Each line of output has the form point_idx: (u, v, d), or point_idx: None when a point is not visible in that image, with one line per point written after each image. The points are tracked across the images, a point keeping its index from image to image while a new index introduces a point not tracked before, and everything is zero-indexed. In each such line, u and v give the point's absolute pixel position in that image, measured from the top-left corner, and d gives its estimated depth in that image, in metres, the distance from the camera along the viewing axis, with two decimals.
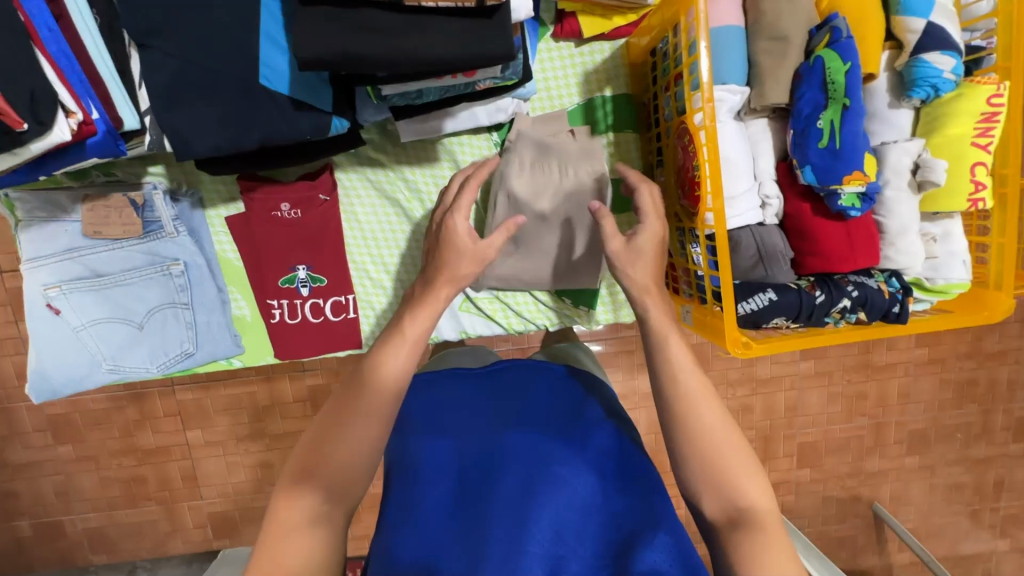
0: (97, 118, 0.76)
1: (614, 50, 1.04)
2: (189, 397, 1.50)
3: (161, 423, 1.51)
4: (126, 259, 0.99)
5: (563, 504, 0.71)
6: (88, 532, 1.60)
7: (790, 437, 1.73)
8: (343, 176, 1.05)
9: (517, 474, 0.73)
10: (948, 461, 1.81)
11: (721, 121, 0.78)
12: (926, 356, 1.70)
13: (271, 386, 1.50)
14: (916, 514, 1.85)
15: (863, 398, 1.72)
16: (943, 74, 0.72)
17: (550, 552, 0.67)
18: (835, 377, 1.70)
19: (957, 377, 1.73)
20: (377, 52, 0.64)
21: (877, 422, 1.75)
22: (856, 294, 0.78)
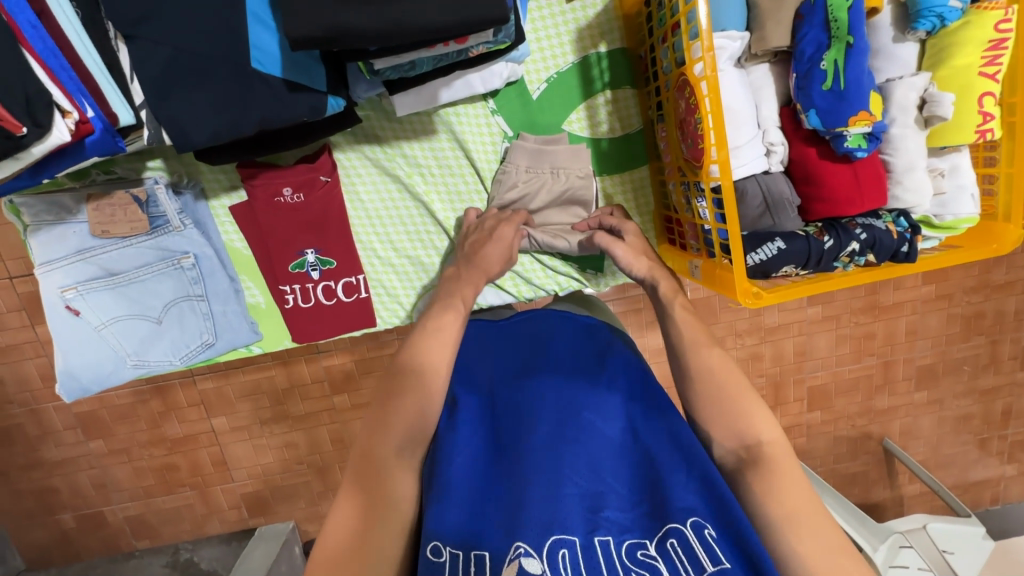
0: (92, 116, 0.76)
1: (605, 4, 1.01)
2: (210, 386, 1.54)
3: (186, 412, 1.56)
4: (136, 256, 1.00)
5: (596, 446, 0.76)
6: (129, 520, 1.67)
7: (799, 382, 1.76)
8: (342, 156, 1.05)
9: (552, 419, 0.78)
10: (957, 393, 1.85)
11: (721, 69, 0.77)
12: (933, 292, 1.71)
13: (288, 369, 1.53)
14: (926, 446, 1.90)
15: (871, 337, 1.74)
16: (949, 3, 0.70)
17: (588, 490, 0.71)
18: (842, 320, 1.71)
19: (963, 311, 1.74)
20: (370, 24, 0.63)
21: (885, 360, 1.78)
22: (865, 236, 0.78)
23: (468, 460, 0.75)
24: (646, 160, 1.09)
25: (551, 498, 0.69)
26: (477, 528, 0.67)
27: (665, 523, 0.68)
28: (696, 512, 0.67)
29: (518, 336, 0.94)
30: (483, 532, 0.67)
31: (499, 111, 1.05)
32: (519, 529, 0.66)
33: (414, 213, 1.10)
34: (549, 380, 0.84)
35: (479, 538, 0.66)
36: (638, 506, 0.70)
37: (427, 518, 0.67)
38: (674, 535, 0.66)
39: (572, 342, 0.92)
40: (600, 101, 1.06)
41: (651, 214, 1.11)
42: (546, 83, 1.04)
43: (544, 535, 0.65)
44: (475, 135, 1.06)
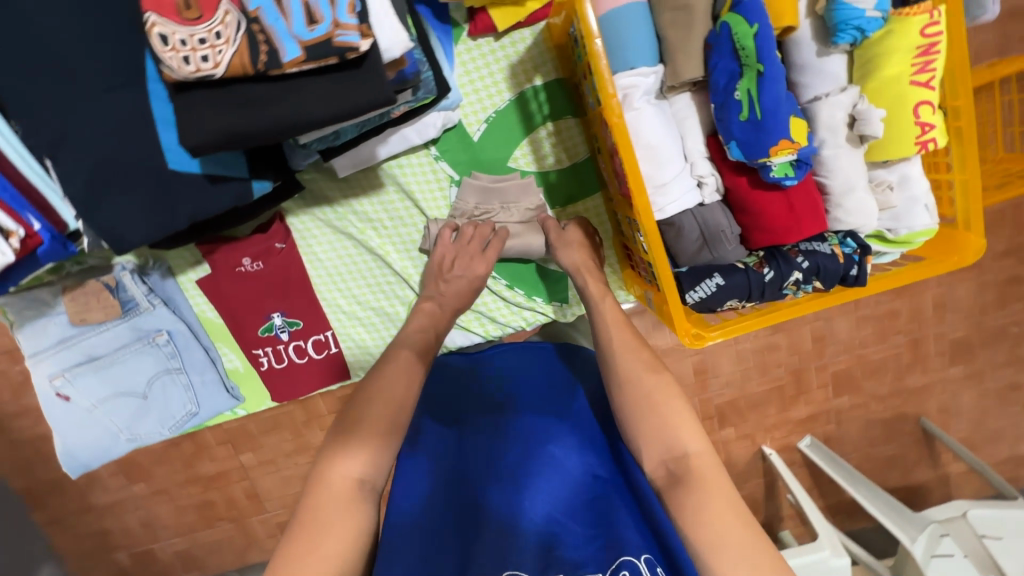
0: (40, 228, 0.81)
1: (535, 36, 0.99)
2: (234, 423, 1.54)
3: (217, 450, 1.56)
4: (114, 339, 1.05)
5: (557, 481, 0.77)
6: (178, 554, 1.67)
7: (822, 368, 1.66)
8: (295, 221, 1.07)
9: (516, 455, 0.81)
10: (997, 364, 1.74)
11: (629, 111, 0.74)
12: None
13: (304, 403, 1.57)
14: (968, 422, 1.79)
15: (896, 316, 1.65)
16: (867, 13, 0.65)
17: (545, 525, 0.72)
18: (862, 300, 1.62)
19: (996, 278, 1.64)
20: (255, 127, 0.62)
21: (914, 338, 1.67)
22: (807, 264, 0.74)
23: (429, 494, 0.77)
24: (598, 187, 1.07)
25: (506, 532, 0.71)
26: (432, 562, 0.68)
27: (618, 556, 0.67)
28: (646, 549, 0.68)
29: (490, 371, 0.96)
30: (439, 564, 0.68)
31: (442, 156, 1.04)
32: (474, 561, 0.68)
33: (373, 266, 1.11)
34: (517, 417, 0.87)
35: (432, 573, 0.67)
36: (593, 542, 0.70)
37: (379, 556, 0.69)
38: (626, 567, 0.65)
39: (544, 376, 0.93)
40: (543, 134, 1.04)
41: (610, 241, 1.09)
42: (485, 123, 1.03)
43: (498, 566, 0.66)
44: (422, 183, 1.06)
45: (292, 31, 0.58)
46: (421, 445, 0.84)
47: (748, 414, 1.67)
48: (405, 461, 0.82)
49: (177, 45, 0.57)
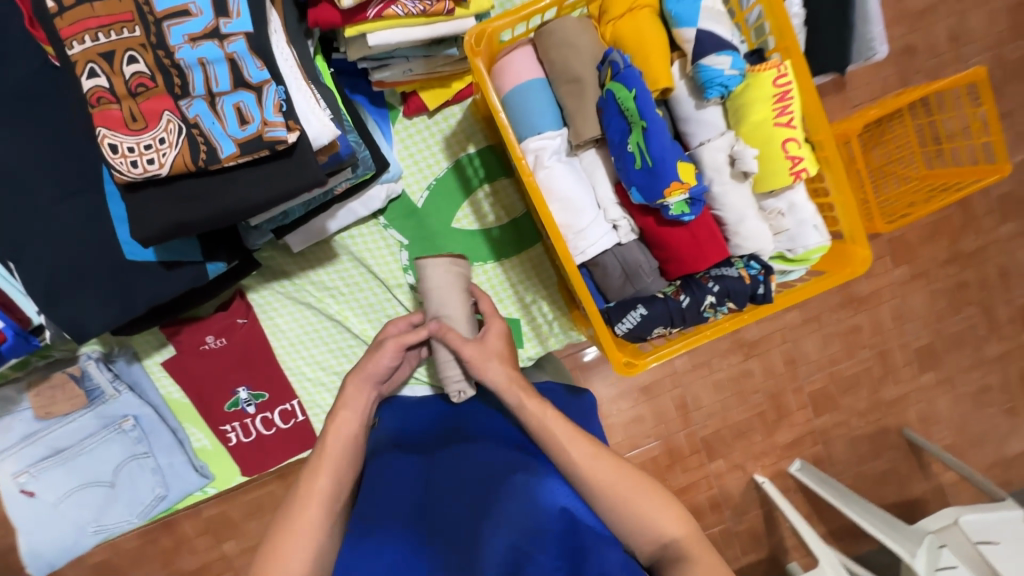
0: (4, 326, 0.85)
1: (464, 111, 1.10)
2: (212, 511, 1.47)
3: (195, 543, 1.47)
4: (79, 429, 1.07)
5: (522, 504, 0.73)
6: None
7: (797, 390, 1.72)
8: (256, 296, 1.13)
9: (478, 487, 0.78)
10: (965, 368, 1.80)
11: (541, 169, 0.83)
12: (905, 273, 1.70)
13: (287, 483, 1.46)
14: (951, 428, 1.83)
15: (858, 330, 1.72)
16: (725, 72, 0.76)
17: (508, 554, 0.67)
18: (823, 319, 1.70)
19: (945, 285, 1.73)
20: (201, 216, 0.69)
21: (879, 350, 1.74)
22: (718, 287, 0.82)
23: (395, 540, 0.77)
24: (537, 238, 1.15)
25: (466, 570, 0.68)
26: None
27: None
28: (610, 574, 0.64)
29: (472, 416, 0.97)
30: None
31: (391, 224, 1.13)
32: None
33: (334, 332, 1.16)
34: (484, 451, 0.85)
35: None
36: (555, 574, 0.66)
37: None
38: None
39: (515, 424, 0.93)
40: (481, 196, 1.14)
41: (556, 287, 1.17)
42: (427, 190, 1.12)
43: None
44: (373, 249, 1.13)
45: (227, 132, 0.66)
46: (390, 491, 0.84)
47: (734, 443, 1.69)
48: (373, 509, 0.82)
49: (124, 153, 0.65)
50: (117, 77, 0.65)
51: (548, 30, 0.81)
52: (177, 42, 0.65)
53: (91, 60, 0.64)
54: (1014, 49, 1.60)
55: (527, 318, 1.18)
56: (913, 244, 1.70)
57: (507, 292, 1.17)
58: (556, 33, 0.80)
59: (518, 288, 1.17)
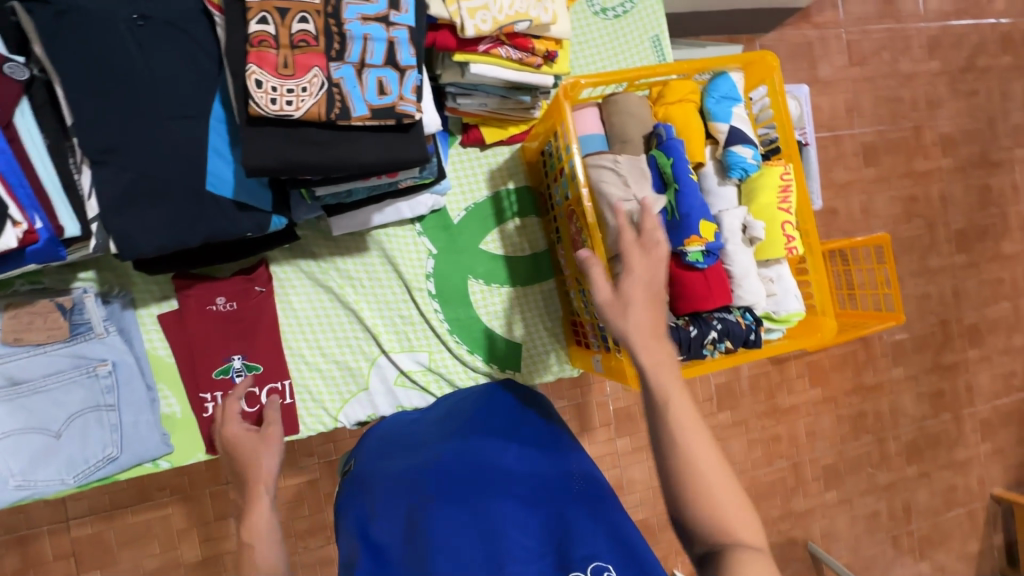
0: (40, 227, 0.82)
1: (512, 152, 1.26)
2: (86, 532, 1.42)
3: (50, 568, 1.41)
4: (48, 363, 0.99)
5: (506, 494, 0.78)
6: None
7: None
8: (278, 269, 1.15)
9: (460, 474, 0.82)
10: (861, 491, 2.04)
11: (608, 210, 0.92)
12: (819, 395, 1.99)
13: (187, 506, 1.48)
14: (847, 548, 2.02)
15: (778, 440, 1.94)
16: (748, 160, 0.99)
17: (491, 542, 0.72)
18: (750, 424, 1.91)
19: (849, 412, 2.02)
20: (316, 161, 0.77)
21: (794, 461, 1.96)
22: (721, 326, 0.97)
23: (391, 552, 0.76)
24: (552, 275, 1.27)
25: (451, 548, 0.71)
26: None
27: (568, 569, 0.68)
28: (597, 556, 0.68)
29: (446, 416, 1.02)
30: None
31: (425, 233, 1.22)
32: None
33: (344, 321, 1.18)
34: (460, 456, 0.85)
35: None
36: (545, 558, 0.71)
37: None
38: None
39: (498, 411, 0.99)
40: (511, 226, 1.26)
41: (560, 320, 1.27)
42: (465, 211, 1.24)
43: None
44: (404, 252, 1.20)
45: (365, 97, 0.78)
46: (378, 500, 0.84)
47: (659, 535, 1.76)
48: (363, 526, 0.80)
49: (269, 90, 0.74)
50: (283, 29, 0.75)
51: (613, 99, 1.00)
52: (350, 17, 0.78)
53: (264, 10, 0.74)
54: (909, 228, 2.05)
55: (529, 344, 1.25)
56: (828, 368, 2.01)
57: (515, 317, 1.25)
58: (619, 103, 1.00)
59: (526, 316, 1.26)
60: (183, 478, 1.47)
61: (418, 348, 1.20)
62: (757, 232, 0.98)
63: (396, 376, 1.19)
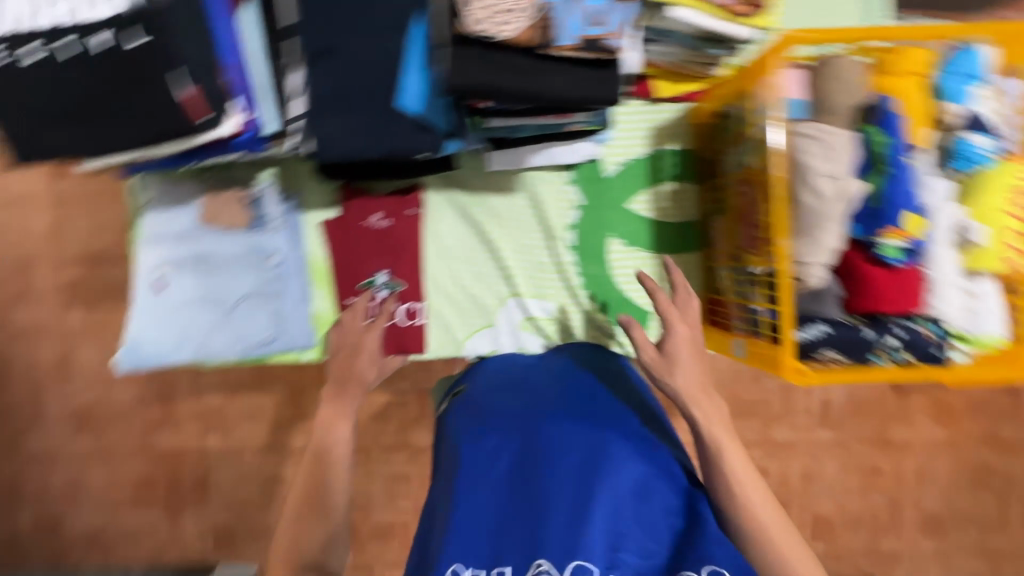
0: (248, 122, 0.87)
1: (681, 111, 1.18)
2: (214, 401, 1.62)
3: (182, 424, 1.63)
4: (231, 246, 1.10)
5: (622, 481, 0.75)
6: (88, 533, 1.66)
7: (804, 507, 1.68)
8: (431, 195, 1.18)
9: (576, 450, 0.78)
10: (964, 549, 1.71)
11: (803, 187, 0.82)
12: (942, 435, 1.68)
13: (294, 399, 1.62)
14: None
15: (878, 472, 1.69)
16: (979, 151, 0.87)
17: (611, 529, 0.70)
18: (851, 448, 1.68)
19: (971, 459, 1.68)
20: (514, 87, 0.76)
21: (892, 498, 1.69)
22: (901, 333, 0.87)
23: (495, 485, 0.78)
24: (698, 248, 1.20)
25: (574, 525, 0.69)
26: (499, 545, 0.72)
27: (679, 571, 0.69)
28: (713, 560, 0.69)
29: (548, 377, 0.98)
30: (505, 546, 0.72)
31: (574, 182, 1.19)
32: (541, 548, 0.68)
33: (483, 256, 1.20)
34: (574, 430, 0.82)
35: (500, 555, 0.71)
36: (654, 556, 0.70)
37: (448, 541, 0.73)
38: None
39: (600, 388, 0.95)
40: (664, 189, 1.20)
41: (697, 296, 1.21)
42: (620, 165, 1.19)
43: (567, 557, 0.66)
44: (551, 198, 1.19)
45: (572, 25, 0.75)
46: (489, 428, 0.86)
47: None
48: (474, 450, 0.83)
49: (485, 7, 0.73)
50: None
51: (827, 61, 0.88)
52: None
53: None
54: None
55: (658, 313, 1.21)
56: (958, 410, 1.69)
57: (650, 284, 1.21)
58: (834, 65, 0.87)
59: (662, 286, 1.21)
60: (298, 374, 1.62)
61: (548, 297, 1.21)
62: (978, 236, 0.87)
63: (522, 319, 1.21)
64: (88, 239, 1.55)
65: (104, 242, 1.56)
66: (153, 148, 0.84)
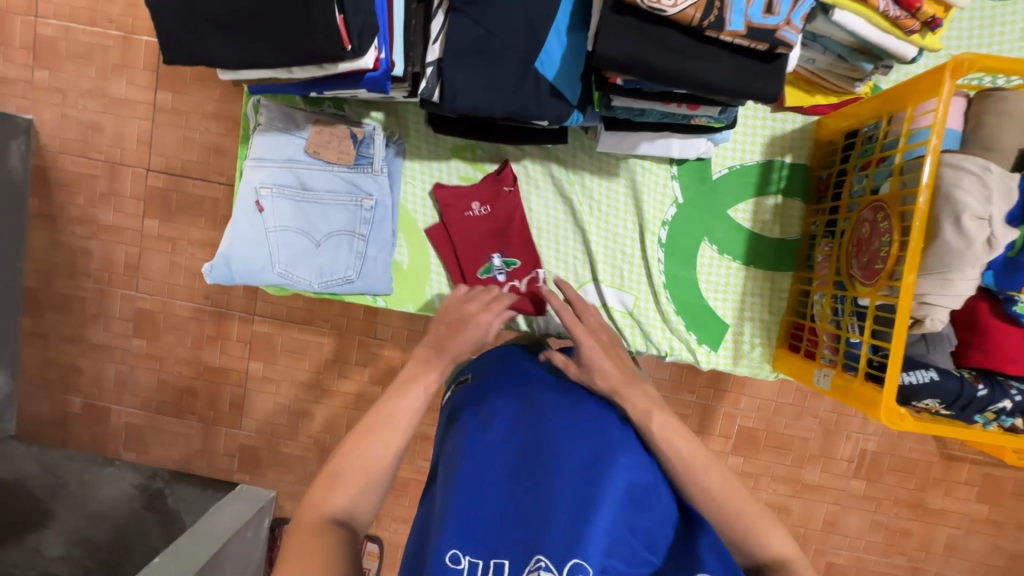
0: (382, 58, 0.87)
1: (805, 124, 1.12)
2: (264, 329, 1.66)
3: (231, 344, 1.68)
4: (331, 182, 1.12)
5: (629, 486, 0.67)
6: (129, 427, 1.75)
7: (819, 553, 1.63)
8: (529, 165, 1.16)
9: (583, 445, 0.71)
10: None
11: (949, 224, 0.77)
12: (983, 512, 1.59)
13: (339, 342, 1.65)
14: None
15: (907, 535, 1.61)
16: None
17: (614, 533, 0.62)
18: (883, 505, 1.60)
19: (1010, 546, 1.60)
20: (668, 67, 0.74)
21: (915, 565, 1.63)
22: (1019, 398, 0.81)
23: (496, 472, 0.69)
24: (791, 268, 1.16)
25: (574, 526, 0.60)
26: (495, 539, 0.63)
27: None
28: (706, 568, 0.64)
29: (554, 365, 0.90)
30: (499, 540, 0.62)
31: (678, 178, 1.15)
32: (541, 544, 0.60)
33: (570, 238, 1.18)
34: (584, 423, 0.74)
35: (499, 549, 0.62)
36: (648, 566, 0.63)
37: (442, 526, 0.64)
38: None
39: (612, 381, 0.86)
40: (770, 201, 1.15)
41: (780, 317, 1.17)
42: (728, 169, 1.15)
43: (567, 556, 0.58)
44: (652, 190, 1.15)
45: (747, 11, 0.71)
46: (493, 409, 0.77)
47: None
48: (473, 428, 0.74)
49: None
50: None
51: (996, 94, 0.81)
52: None
53: None
54: None
55: (733, 327, 1.17)
56: (1008, 491, 1.59)
57: (734, 296, 1.17)
58: (1005, 99, 0.81)
59: (744, 300, 1.17)
60: (344, 318, 1.64)
61: (628, 290, 1.18)
62: None
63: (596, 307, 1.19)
64: (174, 152, 1.57)
65: (190, 157, 1.59)
66: (292, 68, 0.84)
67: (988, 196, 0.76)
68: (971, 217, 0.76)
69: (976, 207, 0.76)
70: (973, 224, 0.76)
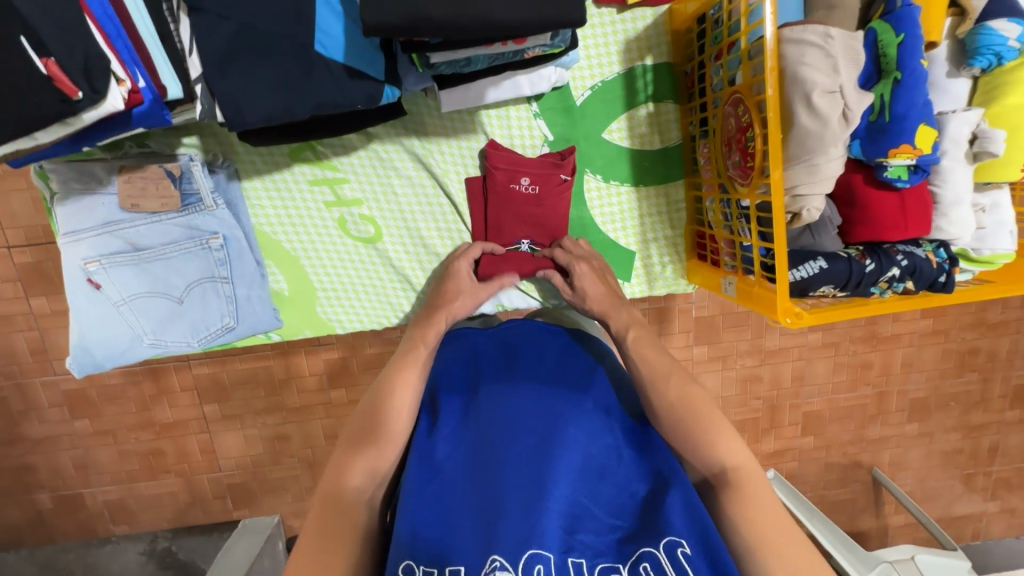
0: (143, 86, 0.72)
1: (656, 17, 1.02)
2: (205, 370, 1.52)
3: (178, 397, 1.53)
4: (164, 232, 0.98)
5: (579, 460, 0.68)
6: (109, 504, 1.62)
7: (794, 407, 1.69)
8: (380, 145, 1.04)
9: (529, 427, 0.70)
10: (947, 427, 1.76)
11: (802, 105, 0.71)
12: (929, 326, 1.65)
13: (287, 360, 1.52)
14: (914, 478, 1.80)
15: (868, 367, 1.68)
16: (1008, 42, 0.78)
17: (567, 507, 0.62)
18: (840, 348, 1.65)
19: (957, 347, 1.68)
20: (446, 13, 0.64)
21: (879, 390, 1.70)
22: (906, 262, 0.81)
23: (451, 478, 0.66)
24: (682, 174, 1.10)
25: (528, 514, 0.60)
26: (450, 543, 0.60)
27: (637, 547, 0.60)
28: (671, 530, 0.60)
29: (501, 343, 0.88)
30: (457, 540, 0.60)
31: (542, 114, 1.05)
32: (495, 541, 0.58)
33: (446, 211, 1.09)
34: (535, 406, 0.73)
35: (451, 550, 0.59)
36: (614, 531, 0.62)
37: (397, 531, 0.62)
38: (647, 559, 0.58)
39: (563, 352, 0.85)
40: (642, 112, 1.06)
41: (683, 229, 1.12)
42: (590, 90, 1.04)
43: (521, 547, 0.57)
44: (515, 134, 1.06)
45: None
46: (444, 413, 0.76)
47: None
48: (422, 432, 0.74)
49: None
50: None
51: None
52: None
53: None
54: None
55: (641, 251, 1.13)
56: None
57: (633, 219, 1.11)
58: None
59: (644, 222, 1.12)
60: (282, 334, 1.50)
61: None
62: (997, 145, 0.79)
63: None
64: (33, 216, 1.37)
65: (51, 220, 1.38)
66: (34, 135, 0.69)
67: (835, 66, 0.70)
68: (822, 96, 0.70)
69: (823, 81, 0.70)
70: (824, 104, 0.70)
